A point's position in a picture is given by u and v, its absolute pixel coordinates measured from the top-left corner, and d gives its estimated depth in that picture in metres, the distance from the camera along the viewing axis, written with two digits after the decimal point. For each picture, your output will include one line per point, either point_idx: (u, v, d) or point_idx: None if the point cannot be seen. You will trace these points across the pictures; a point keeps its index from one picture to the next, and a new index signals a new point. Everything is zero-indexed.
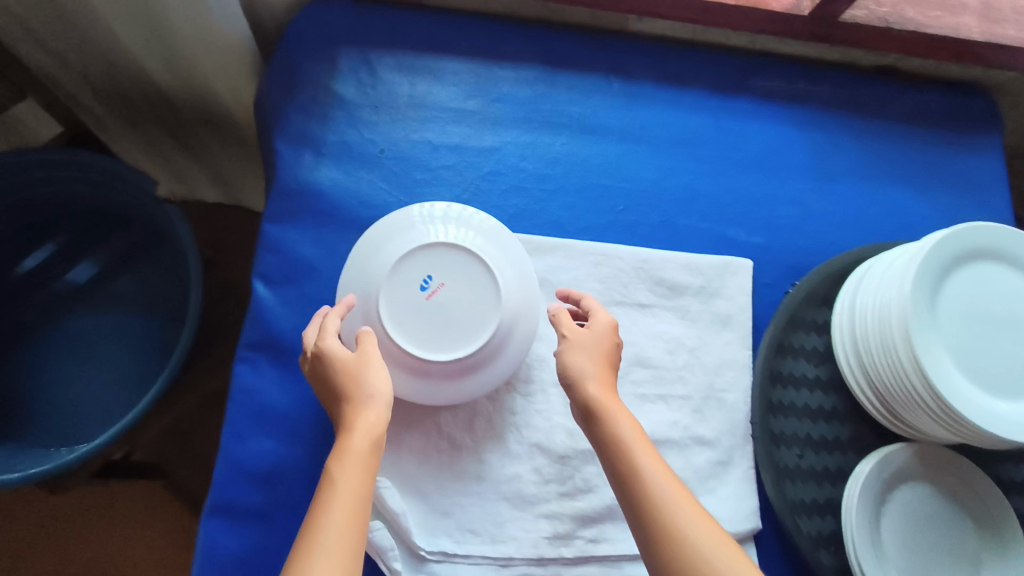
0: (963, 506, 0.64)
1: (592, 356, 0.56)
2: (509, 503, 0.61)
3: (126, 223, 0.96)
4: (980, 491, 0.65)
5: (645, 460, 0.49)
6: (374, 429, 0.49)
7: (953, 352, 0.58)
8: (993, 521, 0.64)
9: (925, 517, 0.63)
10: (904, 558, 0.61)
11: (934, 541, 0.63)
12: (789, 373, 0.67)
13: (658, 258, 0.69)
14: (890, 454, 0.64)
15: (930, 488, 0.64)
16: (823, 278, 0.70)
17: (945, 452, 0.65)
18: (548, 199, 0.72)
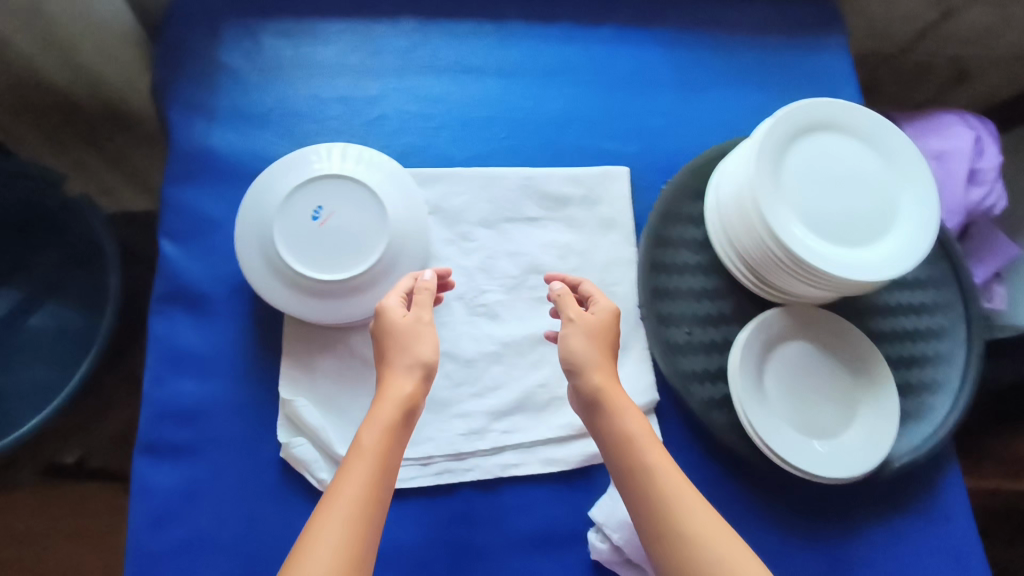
0: (835, 355, 0.71)
1: (592, 340, 0.59)
2: (424, 408, 0.66)
3: (41, 227, 0.95)
4: (848, 339, 0.72)
5: (652, 454, 0.53)
6: (396, 402, 0.53)
7: (796, 210, 0.66)
8: (862, 364, 0.71)
9: (802, 369, 0.70)
10: (785, 406, 0.68)
11: (811, 388, 0.69)
12: (672, 262, 0.73)
13: (541, 174, 0.75)
14: (765, 318, 0.70)
15: (804, 344, 0.71)
16: (692, 173, 0.76)
17: (815, 310, 0.72)
18: (435, 134, 0.76)
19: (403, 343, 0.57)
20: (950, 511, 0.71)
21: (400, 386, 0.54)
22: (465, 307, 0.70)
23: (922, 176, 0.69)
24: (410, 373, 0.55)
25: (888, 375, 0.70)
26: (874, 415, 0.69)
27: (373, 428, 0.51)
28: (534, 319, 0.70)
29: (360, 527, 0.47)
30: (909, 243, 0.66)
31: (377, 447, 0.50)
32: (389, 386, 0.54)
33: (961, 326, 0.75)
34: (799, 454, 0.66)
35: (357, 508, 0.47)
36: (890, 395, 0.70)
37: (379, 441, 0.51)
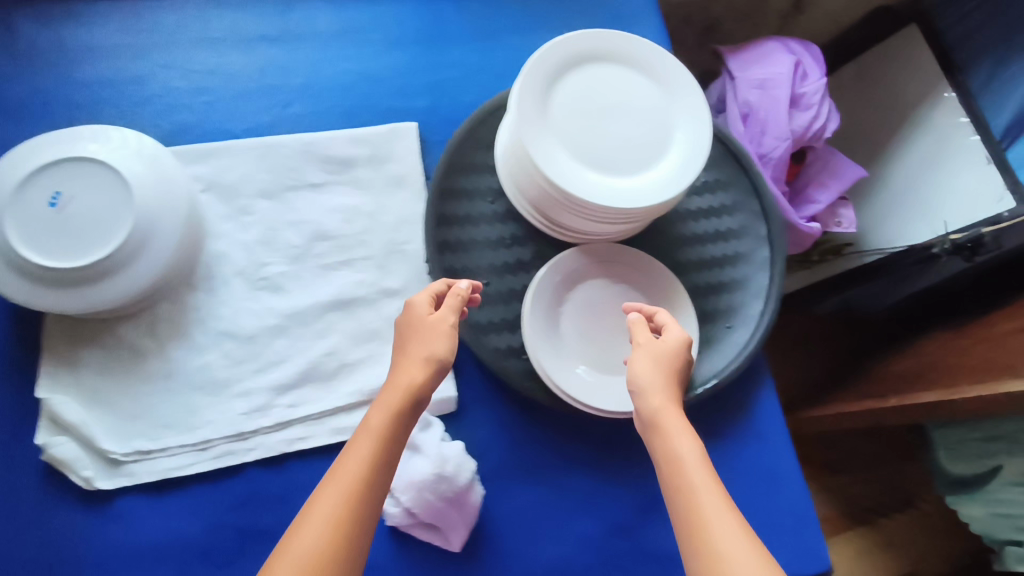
0: (635, 289, 0.70)
1: (659, 364, 0.57)
2: (202, 391, 0.63)
3: None
4: (648, 271, 0.70)
5: (699, 475, 0.49)
6: (403, 390, 0.52)
7: (565, 143, 0.64)
8: (663, 296, 0.70)
9: (600, 307, 0.69)
10: (582, 346, 0.67)
11: (610, 325, 0.68)
12: (465, 214, 0.71)
13: (322, 138, 0.72)
14: (560, 259, 0.68)
15: (602, 281, 0.70)
16: (481, 123, 0.74)
17: (613, 245, 0.70)
18: (209, 109, 0.73)
19: (419, 334, 0.56)
20: (764, 431, 0.72)
21: (410, 372, 0.53)
22: (245, 282, 0.67)
23: (696, 98, 0.67)
24: (429, 366, 0.53)
25: (687, 302, 0.69)
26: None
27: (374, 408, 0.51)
28: (320, 287, 0.68)
29: (342, 523, 0.45)
30: (684, 166, 0.65)
31: (375, 425, 0.50)
32: (399, 373, 0.53)
33: (766, 247, 0.74)
34: (595, 393, 0.66)
35: (343, 501, 0.46)
36: (688, 323, 0.69)
37: (379, 423, 0.50)
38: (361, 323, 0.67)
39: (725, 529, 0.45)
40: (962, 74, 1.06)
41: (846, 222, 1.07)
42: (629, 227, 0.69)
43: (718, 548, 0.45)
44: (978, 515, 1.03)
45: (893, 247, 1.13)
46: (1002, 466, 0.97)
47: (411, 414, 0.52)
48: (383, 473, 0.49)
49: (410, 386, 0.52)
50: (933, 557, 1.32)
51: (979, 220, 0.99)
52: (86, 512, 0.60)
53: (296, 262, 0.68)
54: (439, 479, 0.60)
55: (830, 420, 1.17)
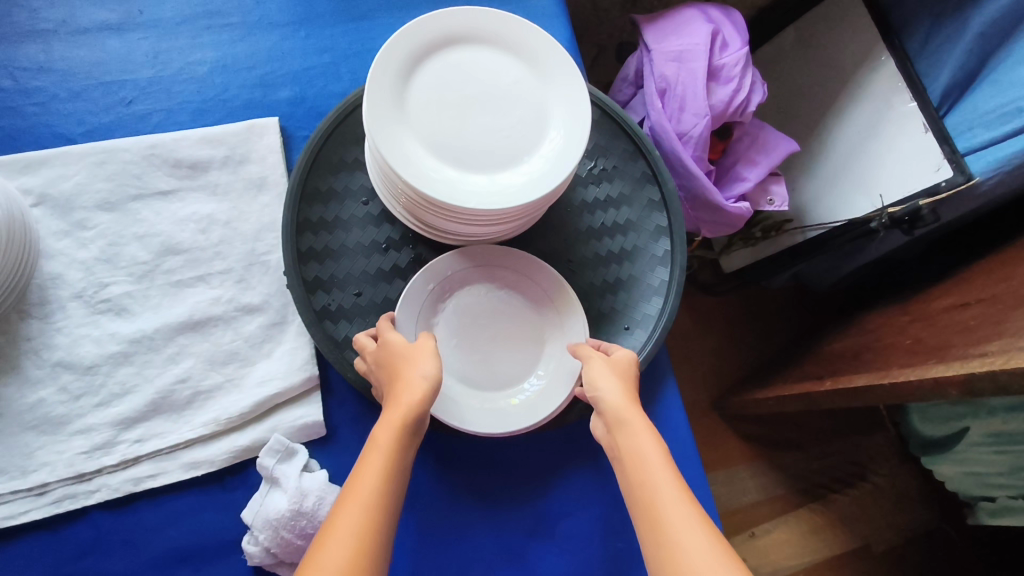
0: (520, 293, 0.65)
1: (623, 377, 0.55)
2: (36, 431, 0.57)
3: None
4: (534, 270, 0.64)
5: (662, 475, 0.46)
6: (409, 403, 0.49)
7: (425, 143, 0.58)
8: (550, 298, 0.65)
9: (480, 317, 0.64)
10: (460, 361, 0.63)
11: (491, 335, 0.64)
12: (334, 217, 0.65)
13: (169, 139, 0.65)
14: (435, 264, 0.62)
15: (483, 287, 0.65)
16: (349, 115, 0.67)
17: (495, 245, 0.64)
18: (43, 111, 0.66)
19: (411, 355, 0.52)
20: (664, 438, 0.67)
21: (417, 388, 0.50)
22: (85, 306, 0.61)
23: (574, 83, 0.61)
24: (433, 384, 0.50)
25: (576, 302, 0.63)
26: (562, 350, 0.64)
27: (386, 421, 0.48)
28: (169, 306, 0.62)
29: (368, 538, 0.42)
30: (561, 156, 0.59)
31: (390, 439, 0.47)
32: (405, 390, 0.50)
33: (667, 239, 0.70)
34: (471, 412, 0.61)
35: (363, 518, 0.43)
36: (578, 325, 0.63)
37: (394, 437, 0.47)
38: (217, 345, 0.61)
39: (682, 522, 0.43)
40: (897, 35, 0.95)
41: (778, 199, 1.00)
42: (511, 225, 0.62)
43: (679, 545, 0.42)
44: (952, 475, 0.98)
45: (831, 223, 1.04)
46: (968, 428, 0.88)
47: (419, 426, 0.50)
48: (395, 489, 0.46)
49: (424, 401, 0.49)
50: (886, 532, 1.31)
51: (916, 190, 0.90)
52: None
53: (143, 280, 0.62)
54: (296, 516, 0.54)
55: (773, 402, 1.12)
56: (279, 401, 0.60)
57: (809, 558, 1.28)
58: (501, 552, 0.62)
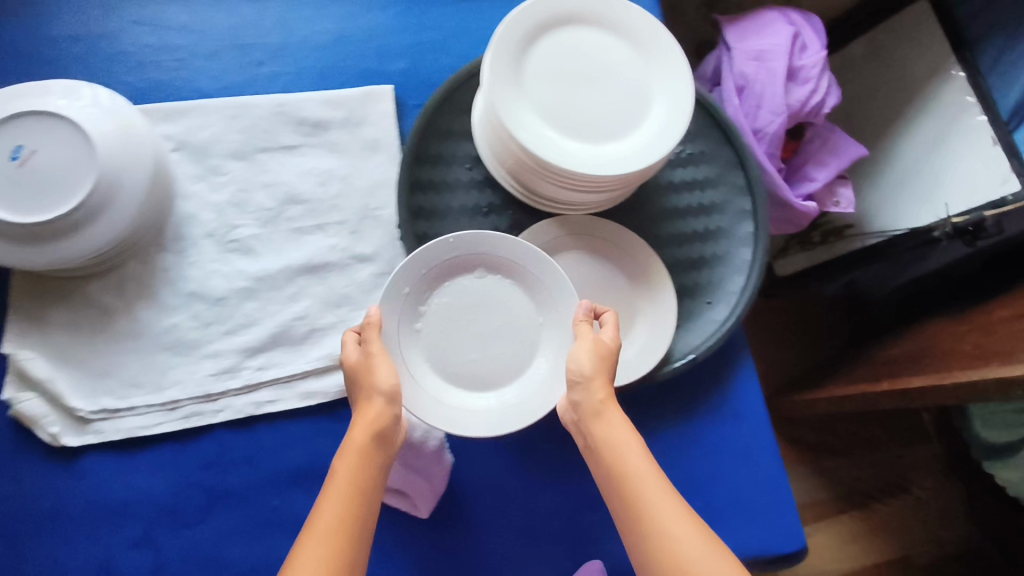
0: (508, 278, 0.63)
1: (599, 365, 0.56)
2: (170, 352, 0.63)
3: None
4: (520, 256, 0.61)
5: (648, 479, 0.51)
6: (366, 429, 0.52)
7: (540, 112, 0.62)
8: (544, 282, 0.62)
9: (464, 313, 0.62)
10: (452, 361, 0.61)
11: (473, 330, 0.62)
12: (441, 180, 0.70)
13: (296, 99, 0.70)
14: (429, 250, 0.59)
15: (460, 280, 0.62)
16: (460, 88, 0.72)
17: (472, 235, 0.60)
18: (183, 67, 0.72)
19: (366, 369, 0.55)
20: (740, 409, 0.70)
21: (378, 409, 0.54)
22: (216, 244, 0.66)
23: (680, 64, 0.64)
24: (391, 405, 0.54)
25: (568, 284, 0.60)
26: (561, 337, 0.62)
27: (355, 439, 0.52)
28: (290, 250, 0.67)
29: (345, 536, 0.47)
30: (665, 133, 0.63)
31: (359, 452, 0.51)
32: (370, 412, 0.54)
33: (752, 221, 0.73)
34: (457, 418, 0.59)
35: (344, 521, 0.48)
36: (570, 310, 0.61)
37: (359, 454, 0.51)
38: (332, 288, 0.66)
39: (671, 520, 0.49)
40: (969, 51, 0.98)
41: (844, 202, 1.03)
42: (608, 198, 0.67)
43: (670, 538, 0.48)
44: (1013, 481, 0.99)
45: (893, 231, 1.06)
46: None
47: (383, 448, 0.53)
48: (369, 497, 0.50)
49: (384, 421, 0.53)
50: (924, 545, 1.31)
51: (981, 203, 0.92)
52: (52, 469, 0.60)
53: (268, 225, 0.68)
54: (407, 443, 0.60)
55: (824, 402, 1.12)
56: None
57: (846, 563, 1.29)
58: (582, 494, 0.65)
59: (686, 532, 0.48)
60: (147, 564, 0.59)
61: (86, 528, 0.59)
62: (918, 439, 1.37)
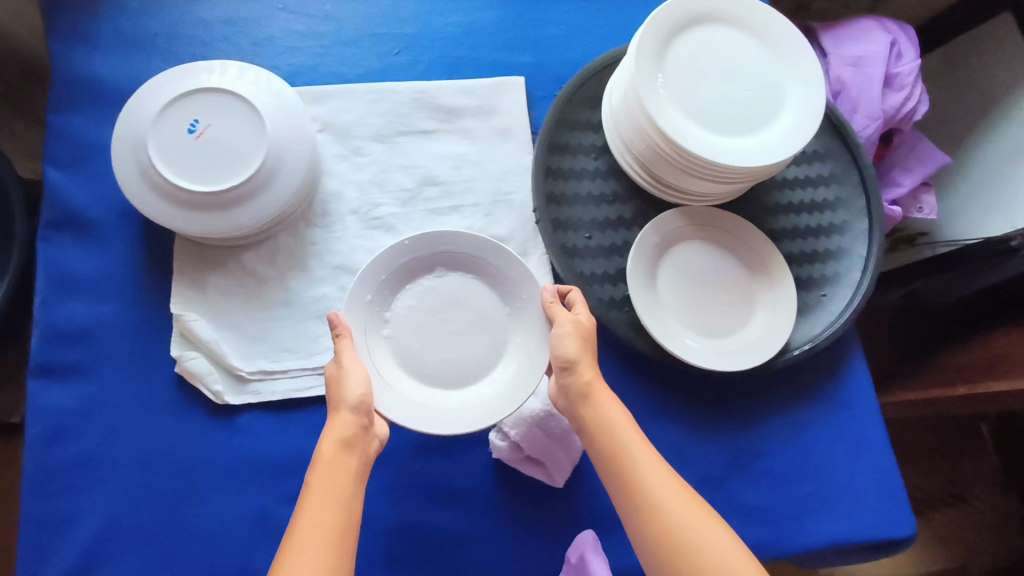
0: (475, 276, 0.65)
1: (584, 348, 0.59)
2: (319, 320, 0.66)
3: None
4: (478, 250, 0.64)
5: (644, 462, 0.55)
6: (336, 439, 0.54)
7: (680, 104, 0.65)
8: (512, 278, 0.64)
9: (431, 311, 0.64)
10: (427, 363, 0.63)
11: (457, 326, 0.64)
12: (569, 168, 0.73)
13: (433, 87, 0.74)
14: (383, 256, 0.62)
15: (433, 276, 0.65)
16: (588, 81, 0.75)
17: (429, 235, 0.63)
18: (326, 53, 0.75)
19: (340, 379, 0.57)
20: (852, 398, 0.72)
21: (346, 422, 0.55)
22: (359, 221, 0.70)
23: (811, 65, 0.68)
24: (358, 414, 0.55)
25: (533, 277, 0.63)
26: (530, 326, 0.64)
27: (324, 450, 0.54)
28: (429, 230, 0.70)
29: (339, 530, 0.50)
30: (797, 129, 0.66)
31: (330, 461, 0.53)
32: (337, 424, 0.55)
33: (863, 219, 0.75)
34: (435, 415, 0.59)
35: (336, 516, 0.50)
36: (538, 296, 0.63)
37: (332, 460, 0.53)
38: None
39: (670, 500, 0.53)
40: None
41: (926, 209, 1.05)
42: (733, 190, 0.69)
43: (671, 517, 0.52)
44: None
45: (964, 240, 1.08)
46: None
47: (361, 450, 0.55)
48: (355, 495, 0.53)
49: (356, 433, 0.55)
50: (982, 556, 1.26)
51: None
52: (213, 424, 0.64)
53: (407, 205, 0.71)
54: (548, 415, 0.65)
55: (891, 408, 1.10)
56: None
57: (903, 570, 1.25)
58: (708, 462, 0.68)
59: (680, 506, 0.53)
60: None
61: (242, 482, 0.62)
62: (971, 451, 1.32)
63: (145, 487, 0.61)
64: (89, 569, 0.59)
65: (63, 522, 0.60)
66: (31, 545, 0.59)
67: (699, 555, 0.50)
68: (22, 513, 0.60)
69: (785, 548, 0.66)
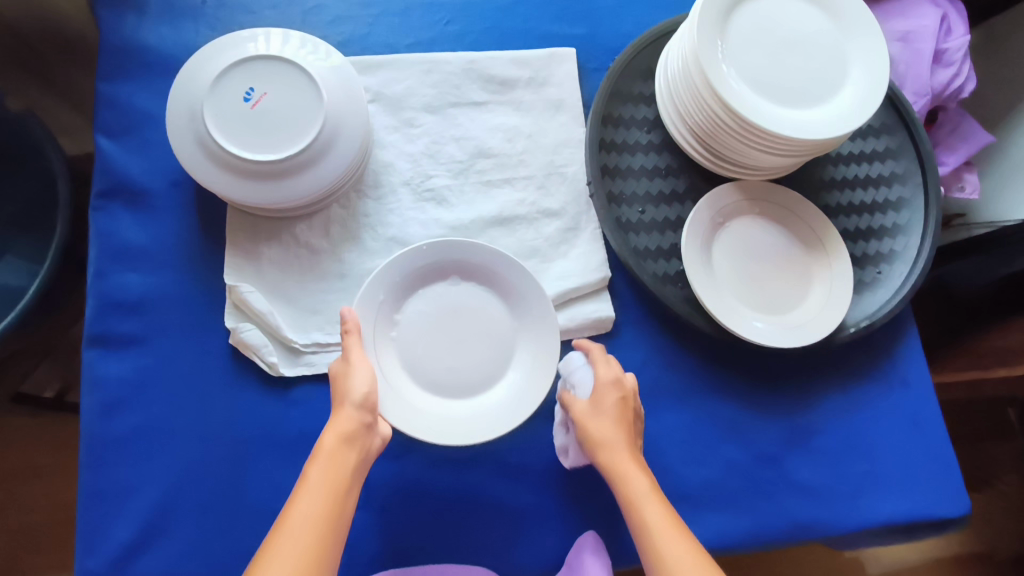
0: (488, 287, 0.64)
1: (602, 421, 0.57)
2: None
3: (24, 159, 0.89)
4: (494, 261, 0.63)
5: (651, 511, 0.53)
6: (339, 434, 0.51)
7: (742, 75, 0.64)
8: (524, 293, 0.63)
9: (438, 317, 0.63)
10: (431, 368, 0.62)
11: (463, 335, 0.63)
12: (623, 142, 0.72)
13: (485, 58, 0.73)
14: (402, 259, 0.61)
15: (448, 282, 0.64)
16: (640, 53, 0.74)
17: (445, 243, 0.62)
18: (375, 22, 0.74)
19: (351, 373, 0.54)
20: (907, 376, 0.71)
21: (349, 418, 0.51)
22: (411, 193, 0.69)
23: (874, 36, 0.66)
24: (361, 411, 0.52)
25: (542, 289, 0.61)
26: (537, 340, 0.62)
27: (325, 442, 0.50)
28: (482, 202, 0.69)
29: (327, 533, 0.47)
30: (861, 101, 0.64)
31: (330, 454, 0.50)
32: (339, 419, 0.51)
33: (919, 194, 0.75)
34: (433, 423, 0.59)
35: (327, 515, 0.47)
36: (546, 313, 0.61)
37: (333, 455, 0.50)
38: (521, 240, 0.69)
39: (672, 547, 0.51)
40: None
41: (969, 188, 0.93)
42: (791, 164, 0.68)
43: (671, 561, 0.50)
44: None
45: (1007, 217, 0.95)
46: None
47: (365, 449, 0.52)
48: (349, 496, 0.49)
49: (357, 430, 0.51)
50: None
51: None
52: (269, 396, 0.63)
53: (459, 177, 0.70)
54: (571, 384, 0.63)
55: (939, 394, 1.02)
56: (577, 295, 0.68)
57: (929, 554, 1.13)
58: (764, 438, 0.68)
59: (682, 551, 0.51)
60: None
61: (300, 454, 0.62)
62: (997, 434, 1.17)
63: (202, 460, 0.61)
64: (150, 540, 0.59)
65: (121, 493, 0.60)
66: (91, 516, 0.59)
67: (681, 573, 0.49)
68: (80, 484, 0.60)
69: (841, 526, 0.66)
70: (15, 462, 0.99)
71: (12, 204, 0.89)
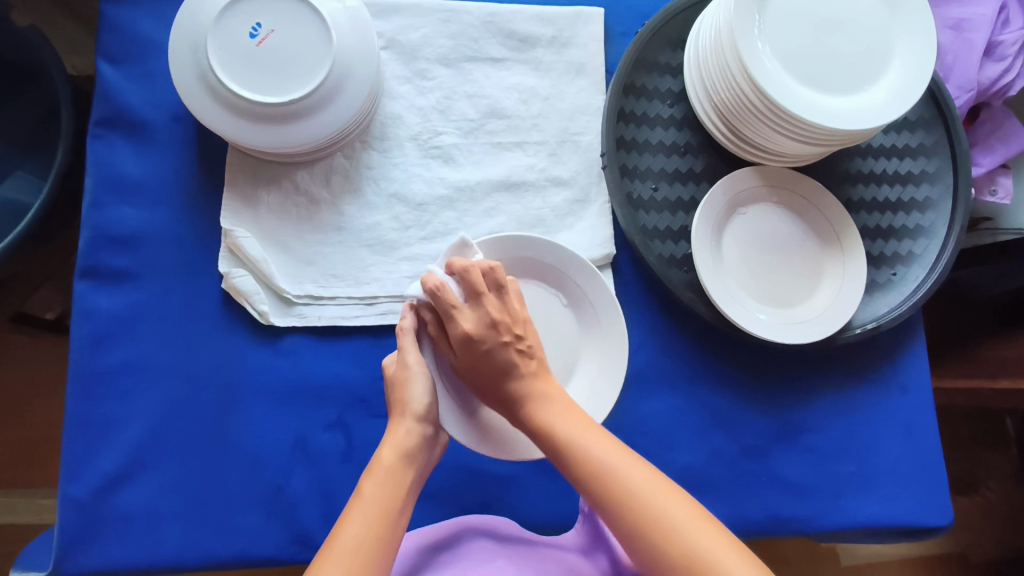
0: (554, 287, 0.62)
1: (471, 370, 0.52)
2: (370, 249, 0.64)
3: (34, 75, 0.88)
4: (559, 261, 0.61)
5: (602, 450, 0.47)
6: (399, 453, 0.50)
7: (778, 54, 0.60)
8: (591, 299, 0.61)
9: None
10: None
11: None
12: (642, 114, 0.68)
13: (506, 11, 0.69)
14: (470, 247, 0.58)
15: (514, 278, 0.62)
16: (672, 19, 0.69)
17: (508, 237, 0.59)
18: None
19: (406, 383, 0.53)
20: (907, 382, 0.69)
21: (409, 431, 0.51)
22: (418, 148, 0.67)
23: (923, 23, 0.62)
24: (423, 423, 0.52)
25: (614, 304, 0.60)
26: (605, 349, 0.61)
27: (383, 457, 0.49)
28: (490, 164, 0.67)
29: (380, 548, 0.44)
30: (902, 92, 0.61)
31: (386, 470, 0.49)
32: (399, 431, 0.51)
33: (947, 196, 0.71)
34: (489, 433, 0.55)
35: (379, 531, 0.45)
36: (618, 324, 0.60)
37: (390, 470, 0.49)
38: (527, 208, 0.67)
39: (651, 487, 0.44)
40: None
41: (1001, 192, 0.82)
42: (817, 153, 0.65)
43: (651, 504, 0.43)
44: None
45: None
46: None
47: (421, 471, 0.51)
48: (403, 512, 0.47)
49: (415, 444, 0.51)
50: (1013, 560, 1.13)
51: None
52: (258, 344, 0.63)
53: (469, 136, 0.67)
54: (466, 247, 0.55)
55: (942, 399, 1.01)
56: None
57: (902, 551, 1.13)
58: (755, 430, 0.67)
59: (660, 493, 0.44)
60: (336, 447, 0.61)
61: (285, 405, 0.62)
62: (991, 443, 1.16)
63: (187, 401, 0.61)
64: (132, 473, 0.59)
65: (106, 427, 0.60)
66: (75, 445, 0.60)
67: (676, 534, 0.42)
68: (66, 413, 0.60)
69: (820, 524, 0.65)
70: (13, 376, 1.01)
71: (20, 121, 0.88)
